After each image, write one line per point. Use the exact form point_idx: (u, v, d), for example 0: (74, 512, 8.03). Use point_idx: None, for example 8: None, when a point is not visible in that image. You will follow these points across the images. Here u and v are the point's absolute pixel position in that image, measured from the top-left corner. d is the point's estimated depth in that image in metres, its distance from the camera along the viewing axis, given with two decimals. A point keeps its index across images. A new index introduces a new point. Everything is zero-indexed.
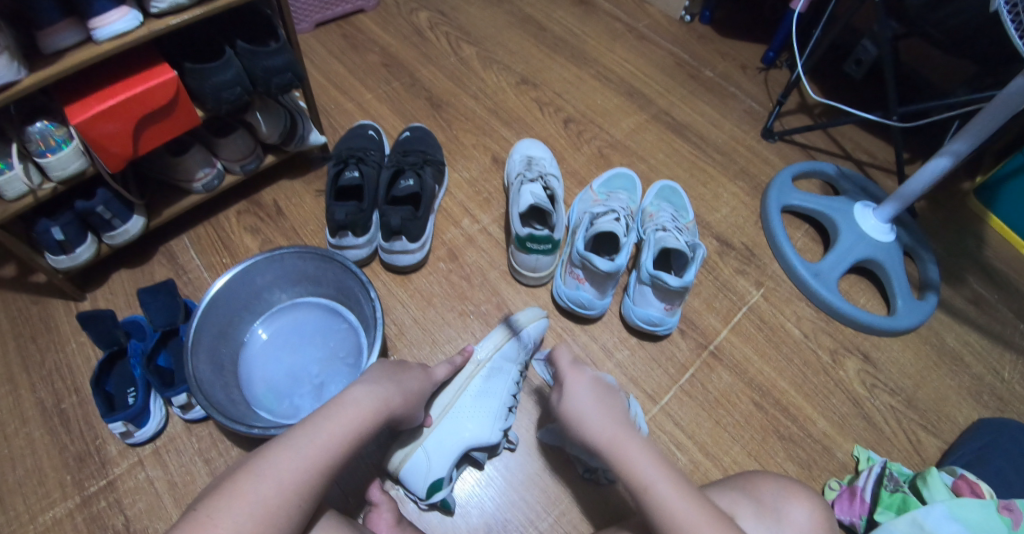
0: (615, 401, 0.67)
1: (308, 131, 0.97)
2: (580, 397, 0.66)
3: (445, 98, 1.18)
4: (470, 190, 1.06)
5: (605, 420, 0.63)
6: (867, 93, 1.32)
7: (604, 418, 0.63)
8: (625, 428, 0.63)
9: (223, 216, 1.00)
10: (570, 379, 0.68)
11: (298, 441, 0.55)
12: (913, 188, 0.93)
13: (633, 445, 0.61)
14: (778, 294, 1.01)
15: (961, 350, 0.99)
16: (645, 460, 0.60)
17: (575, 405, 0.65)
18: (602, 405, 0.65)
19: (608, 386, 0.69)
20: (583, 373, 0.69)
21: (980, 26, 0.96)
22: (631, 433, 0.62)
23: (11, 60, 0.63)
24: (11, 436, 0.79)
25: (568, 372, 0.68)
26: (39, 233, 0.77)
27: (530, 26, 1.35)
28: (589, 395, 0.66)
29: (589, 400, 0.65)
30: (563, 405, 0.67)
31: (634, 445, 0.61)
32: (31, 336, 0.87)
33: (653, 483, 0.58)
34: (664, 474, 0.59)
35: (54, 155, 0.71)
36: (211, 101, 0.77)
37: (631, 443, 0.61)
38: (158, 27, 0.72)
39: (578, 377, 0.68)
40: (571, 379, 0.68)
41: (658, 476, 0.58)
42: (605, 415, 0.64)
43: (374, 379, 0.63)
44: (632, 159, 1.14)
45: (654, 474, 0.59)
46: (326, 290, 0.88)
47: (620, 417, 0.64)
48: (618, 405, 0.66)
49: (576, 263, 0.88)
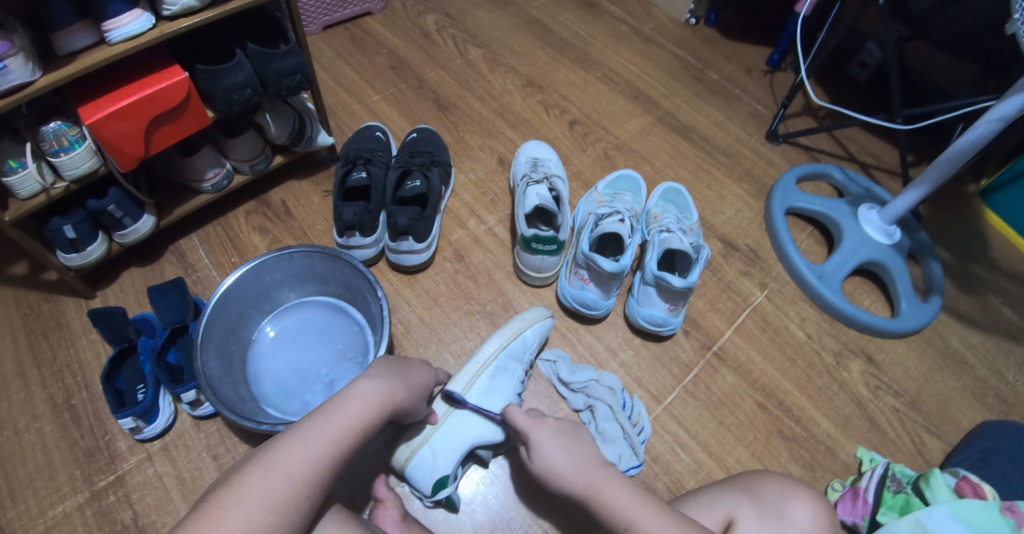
0: (581, 444, 0.68)
1: (316, 133, 0.98)
2: (548, 451, 0.67)
3: (451, 100, 1.19)
4: (476, 191, 1.07)
5: (576, 470, 0.65)
6: (873, 96, 1.32)
7: (574, 467, 0.65)
8: (597, 471, 0.64)
9: (232, 216, 1.01)
10: (535, 433, 0.69)
11: (306, 434, 0.56)
12: (916, 190, 0.93)
13: (608, 488, 0.62)
14: (782, 296, 1.02)
15: (965, 352, 0.99)
16: (623, 498, 0.61)
17: (547, 462, 0.67)
18: (569, 454, 0.66)
19: (574, 431, 0.69)
20: (544, 427, 0.69)
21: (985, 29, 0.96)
22: (604, 475, 0.64)
23: (26, 61, 0.64)
24: (22, 431, 0.80)
25: (530, 427, 0.69)
26: (51, 231, 0.78)
27: (536, 29, 1.36)
28: (554, 446, 0.67)
29: (558, 452, 0.67)
30: (534, 464, 0.68)
31: (609, 486, 0.62)
32: (43, 333, 0.88)
33: (632, 520, 0.59)
34: (643, 507, 0.60)
35: (67, 155, 0.73)
36: (222, 102, 0.78)
37: (606, 485, 0.62)
38: (170, 29, 0.73)
39: (541, 431, 0.69)
40: (536, 435, 0.69)
41: (636, 510, 0.59)
42: (574, 463, 0.65)
43: (378, 373, 0.64)
44: (637, 161, 1.15)
45: (631, 510, 0.59)
46: (334, 288, 0.89)
47: (590, 462, 0.65)
48: (584, 447, 0.67)
49: (581, 263, 0.88)
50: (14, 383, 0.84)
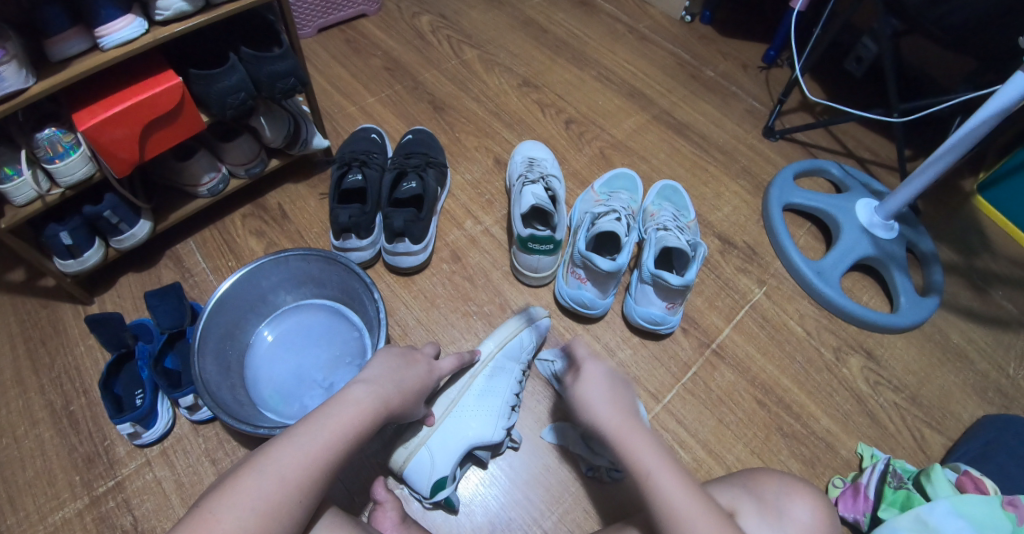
0: (625, 394, 0.68)
1: (312, 136, 0.98)
2: (594, 384, 0.67)
3: (447, 101, 1.19)
4: (473, 192, 1.06)
5: (614, 410, 0.64)
6: (869, 90, 1.32)
7: (612, 406, 0.65)
8: (632, 419, 0.64)
9: (229, 220, 1.01)
10: (589, 367, 0.69)
11: (300, 439, 0.56)
12: (914, 185, 0.93)
13: (640, 435, 0.62)
14: (780, 292, 1.02)
15: (965, 346, 0.99)
16: (651, 449, 0.61)
17: (586, 393, 0.66)
18: (611, 394, 0.66)
19: (621, 381, 0.70)
20: (599, 364, 0.70)
21: (979, 24, 0.96)
22: (637, 426, 0.63)
23: (20, 67, 0.64)
24: (21, 437, 0.80)
25: (588, 360, 0.69)
26: (48, 238, 0.78)
27: (531, 29, 1.36)
28: (602, 382, 0.67)
29: (603, 388, 0.67)
30: (575, 390, 0.68)
31: (641, 436, 0.62)
32: (41, 339, 0.88)
33: (656, 470, 0.59)
34: (667, 465, 0.60)
35: (62, 161, 0.73)
36: (217, 106, 0.78)
37: (637, 434, 0.62)
38: (163, 34, 0.73)
39: (597, 365, 0.69)
40: (591, 367, 0.69)
41: (660, 464, 0.59)
42: (614, 406, 0.65)
43: (374, 377, 0.63)
44: (633, 159, 1.15)
45: (657, 463, 0.60)
46: (330, 291, 0.89)
47: (629, 411, 0.65)
48: (626, 396, 0.67)
49: (578, 263, 0.88)
50: (12, 390, 0.84)
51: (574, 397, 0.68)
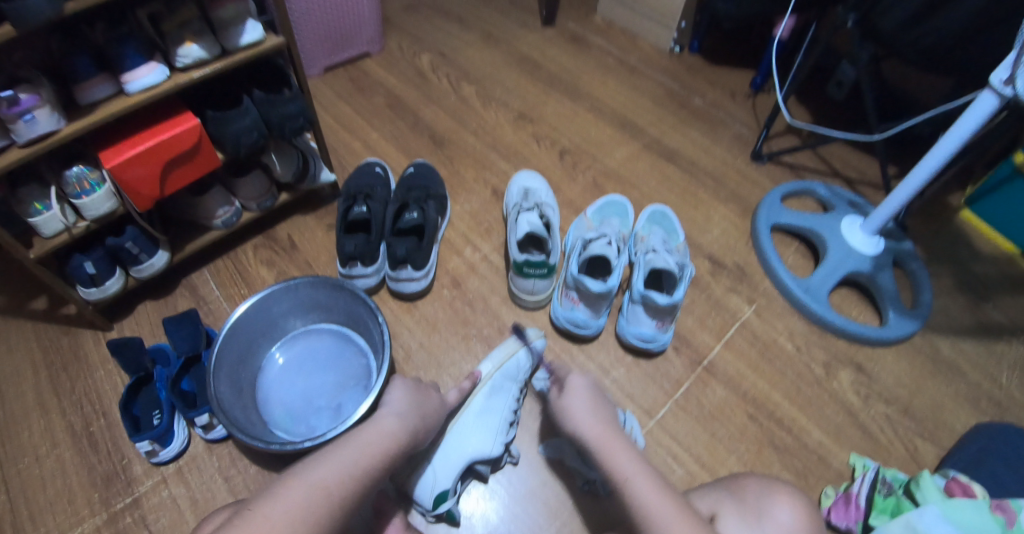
0: (605, 409, 0.72)
1: (319, 171, 1.04)
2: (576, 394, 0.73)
3: (447, 135, 1.25)
4: (472, 221, 1.12)
5: (594, 420, 0.69)
6: (852, 115, 1.37)
7: (592, 416, 0.70)
8: (613, 430, 0.68)
9: (241, 250, 1.07)
10: (570, 384, 0.75)
11: (346, 457, 0.58)
12: (894, 204, 0.98)
13: (619, 445, 0.66)
14: (770, 311, 1.06)
15: (956, 358, 1.02)
16: (628, 457, 0.64)
17: (568, 403, 0.72)
18: (593, 407, 0.71)
19: (602, 395, 0.75)
20: (582, 377, 0.76)
21: (948, 50, 1.01)
22: (617, 437, 0.67)
23: (52, 111, 0.70)
24: (43, 458, 0.85)
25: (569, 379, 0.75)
26: (73, 268, 0.83)
27: (526, 65, 1.42)
28: (585, 393, 0.73)
29: (585, 401, 0.72)
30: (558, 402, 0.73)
31: (619, 447, 0.65)
32: (62, 365, 0.93)
33: (632, 477, 0.61)
34: (645, 472, 0.62)
35: (88, 196, 0.78)
36: (231, 145, 0.83)
37: (616, 444, 0.66)
38: (182, 80, 0.79)
39: (579, 380, 0.75)
40: (573, 380, 0.75)
41: (637, 472, 0.62)
42: (594, 419, 0.69)
43: (401, 410, 0.68)
44: (625, 186, 1.20)
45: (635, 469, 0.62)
46: (337, 316, 0.94)
47: (609, 422, 0.70)
48: (607, 410, 0.72)
49: (571, 285, 0.93)
50: (35, 412, 0.88)
51: (557, 409, 0.73)
